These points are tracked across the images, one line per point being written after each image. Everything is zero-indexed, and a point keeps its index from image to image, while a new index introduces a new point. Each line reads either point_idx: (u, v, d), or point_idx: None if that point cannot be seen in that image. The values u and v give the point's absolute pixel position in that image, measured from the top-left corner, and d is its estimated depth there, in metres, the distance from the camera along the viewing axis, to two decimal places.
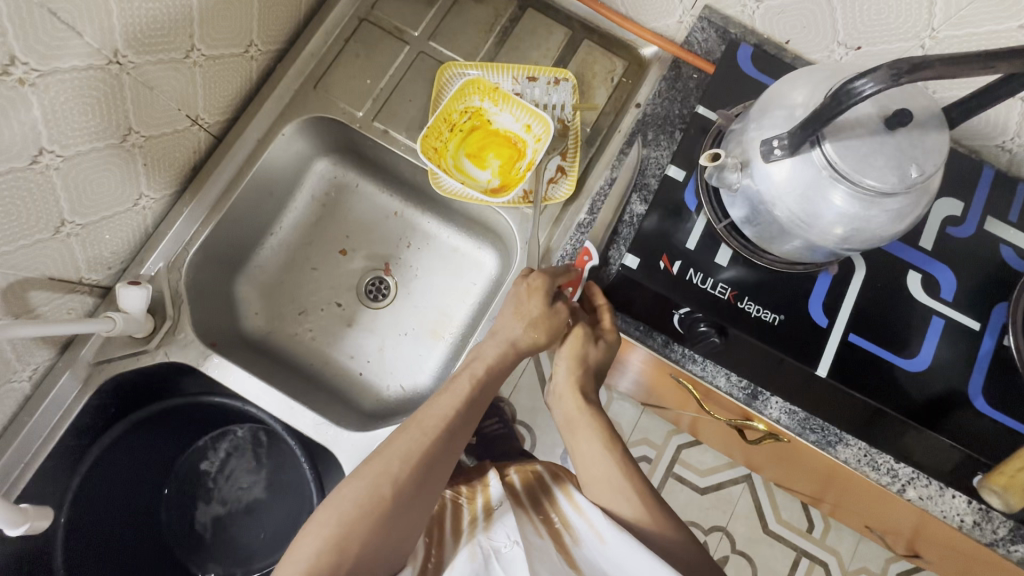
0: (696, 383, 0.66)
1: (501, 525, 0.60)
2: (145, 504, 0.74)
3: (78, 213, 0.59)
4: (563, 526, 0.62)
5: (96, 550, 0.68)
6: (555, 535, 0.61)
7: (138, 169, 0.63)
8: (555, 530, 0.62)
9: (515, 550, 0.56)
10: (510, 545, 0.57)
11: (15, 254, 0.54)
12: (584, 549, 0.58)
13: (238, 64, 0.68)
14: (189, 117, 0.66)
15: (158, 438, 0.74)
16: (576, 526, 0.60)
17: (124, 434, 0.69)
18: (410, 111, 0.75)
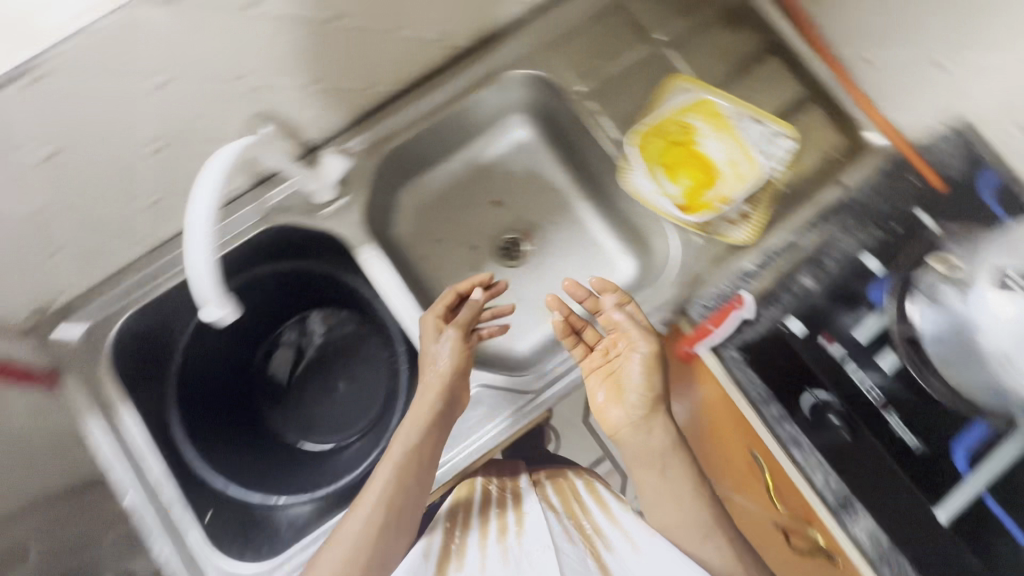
0: (780, 473, 0.62)
1: (530, 531, 0.62)
2: (251, 343, 0.79)
3: (330, 77, 0.64)
4: (595, 534, 0.63)
5: (206, 360, 0.75)
6: (587, 541, 0.62)
7: (387, 60, 0.68)
8: (585, 538, 0.63)
9: (546, 555, 0.58)
10: (542, 550, 0.59)
11: (274, 90, 0.60)
12: (615, 557, 0.59)
13: (502, 4, 0.72)
14: (445, 33, 0.70)
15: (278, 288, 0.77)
16: (609, 538, 0.62)
17: (268, 275, 0.75)
18: (626, 105, 0.76)
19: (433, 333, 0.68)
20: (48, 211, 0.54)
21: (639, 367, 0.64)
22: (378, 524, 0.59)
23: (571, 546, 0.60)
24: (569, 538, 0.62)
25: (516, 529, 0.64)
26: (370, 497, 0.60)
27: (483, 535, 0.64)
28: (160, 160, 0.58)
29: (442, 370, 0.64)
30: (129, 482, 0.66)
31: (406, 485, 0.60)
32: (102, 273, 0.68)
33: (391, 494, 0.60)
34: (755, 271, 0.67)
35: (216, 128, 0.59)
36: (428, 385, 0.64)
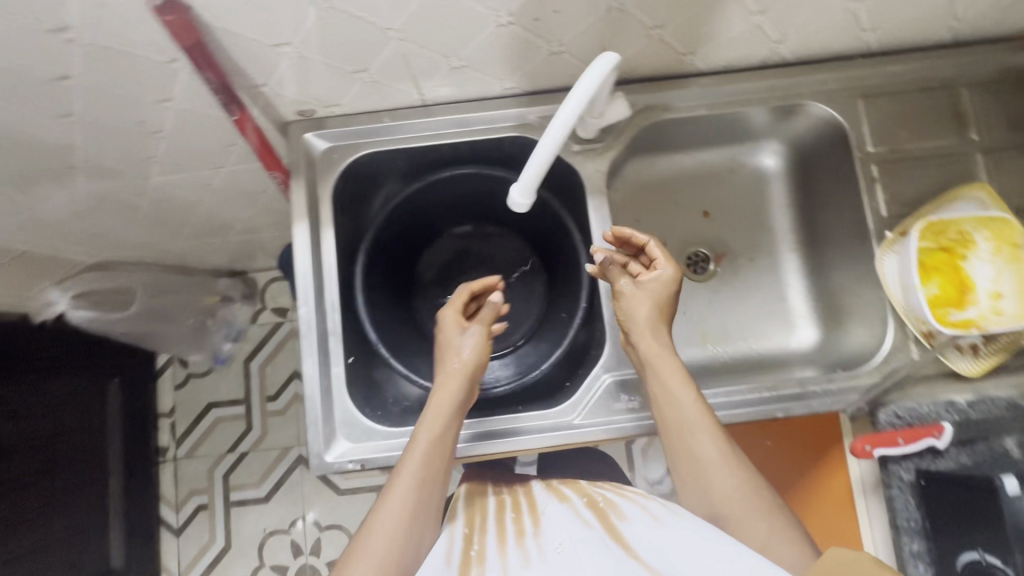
0: None
1: (548, 529, 0.61)
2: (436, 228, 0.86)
3: (670, 28, 0.62)
4: (608, 508, 0.63)
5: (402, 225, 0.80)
6: (601, 516, 0.61)
7: (721, 36, 0.65)
8: (597, 513, 0.62)
9: (565, 553, 0.56)
10: (558, 547, 0.57)
11: (624, 17, 0.59)
12: (631, 526, 0.58)
13: (849, 33, 0.68)
14: (785, 35, 0.67)
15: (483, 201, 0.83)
16: (623, 509, 0.62)
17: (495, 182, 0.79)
18: (910, 186, 0.71)
19: (650, 328, 0.66)
20: (393, 35, 0.56)
21: (696, 408, 0.62)
22: (416, 491, 0.62)
23: (587, 530, 0.59)
24: (582, 522, 0.61)
25: (534, 530, 0.62)
26: (409, 467, 0.63)
27: (502, 539, 0.61)
28: (499, 33, 0.58)
29: (465, 360, 0.69)
30: (309, 295, 0.69)
31: (446, 439, 0.65)
32: (367, 105, 0.70)
33: (434, 445, 0.64)
34: (964, 410, 0.65)
35: (558, 29, 0.59)
36: (452, 392, 0.67)
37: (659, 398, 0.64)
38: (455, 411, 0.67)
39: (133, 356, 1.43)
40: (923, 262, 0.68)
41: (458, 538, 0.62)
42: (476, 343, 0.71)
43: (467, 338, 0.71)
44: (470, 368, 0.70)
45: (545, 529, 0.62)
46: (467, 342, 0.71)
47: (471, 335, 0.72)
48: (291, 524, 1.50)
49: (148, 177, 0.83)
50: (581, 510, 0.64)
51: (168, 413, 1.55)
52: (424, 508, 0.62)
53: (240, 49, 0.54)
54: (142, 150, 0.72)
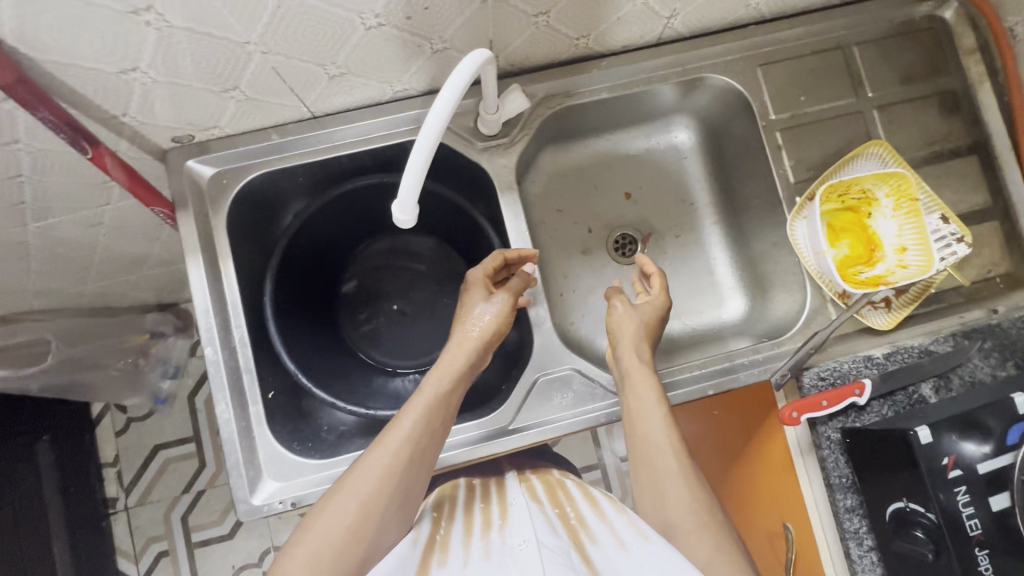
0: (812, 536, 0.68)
1: (513, 524, 0.59)
2: (347, 239, 0.81)
3: (556, 14, 0.60)
4: (580, 527, 0.61)
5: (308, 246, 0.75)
6: (571, 533, 0.60)
7: (611, 18, 0.63)
8: (570, 532, 0.60)
9: (527, 547, 0.53)
10: (522, 543, 0.54)
11: (504, 8, 0.56)
12: (599, 551, 0.56)
13: (739, 2, 0.67)
14: (676, 10, 0.66)
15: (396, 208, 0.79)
16: (595, 532, 0.59)
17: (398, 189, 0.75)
18: (814, 150, 0.72)
19: (634, 350, 0.67)
20: (254, 49, 0.52)
21: (663, 418, 0.62)
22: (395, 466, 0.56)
23: (553, 539, 0.57)
24: (551, 530, 0.59)
25: (500, 524, 0.61)
26: (396, 434, 0.58)
27: (466, 534, 0.60)
28: (372, 36, 0.54)
29: (485, 327, 0.67)
30: (213, 333, 0.65)
31: (445, 407, 0.62)
32: (251, 124, 0.66)
33: (435, 410, 0.61)
34: (881, 362, 0.67)
35: (436, 25, 0.55)
36: (461, 363, 0.65)
37: (631, 425, 0.63)
38: (458, 385, 0.64)
39: (62, 409, 1.34)
40: (829, 224, 0.71)
41: (426, 524, 0.62)
42: (502, 310, 0.68)
43: (488, 305, 0.68)
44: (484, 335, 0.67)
45: (510, 524, 0.60)
46: (495, 302, 0.68)
47: (500, 299, 0.69)
48: (260, 558, 1.45)
49: (26, 224, 0.76)
50: (551, 519, 0.62)
51: (112, 462, 1.46)
52: (400, 485, 0.56)
53: (79, 81, 0.49)
54: (6, 197, 0.66)
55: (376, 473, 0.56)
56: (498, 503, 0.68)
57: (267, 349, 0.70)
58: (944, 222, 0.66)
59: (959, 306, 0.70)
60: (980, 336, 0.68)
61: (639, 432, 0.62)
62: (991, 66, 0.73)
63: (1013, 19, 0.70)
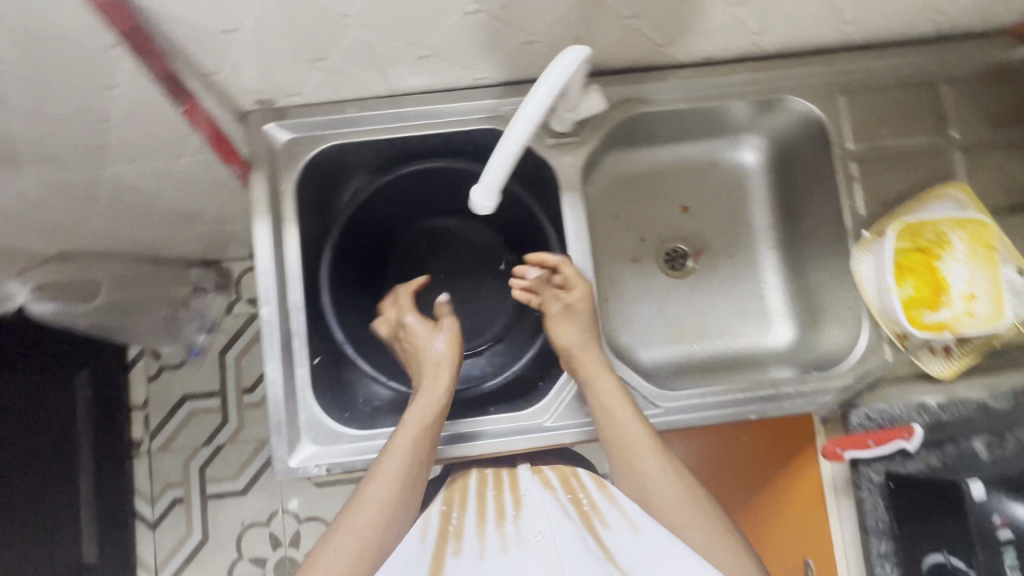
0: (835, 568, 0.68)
1: (527, 516, 0.60)
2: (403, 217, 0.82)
3: (646, 20, 0.59)
4: (592, 510, 0.61)
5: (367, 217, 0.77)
6: (583, 515, 0.61)
7: (700, 28, 0.63)
8: (583, 513, 0.60)
9: (544, 539, 0.57)
10: (538, 534, 0.58)
11: (597, 7, 0.56)
12: (613, 538, 0.57)
13: (831, 26, 0.66)
14: (766, 28, 0.64)
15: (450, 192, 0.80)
16: (607, 513, 0.60)
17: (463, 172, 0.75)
18: (888, 185, 0.70)
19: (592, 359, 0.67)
20: (351, 22, 0.53)
21: (651, 447, 0.63)
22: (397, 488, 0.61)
23: (568, 525, 0.58)
24: (563, 514, 0.60)
25: (514, 512, 0.61)
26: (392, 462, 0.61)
27: (481, 519, 0.61)
28: (465, 21, 0.55)
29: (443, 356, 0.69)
30: (270, 294, 0.66)
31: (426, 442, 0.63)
32: (330, 95, 0.67)
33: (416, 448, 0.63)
34: (935, 412, 0.64)
35: (528, 17, 0.56)
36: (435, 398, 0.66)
37: (602, 422, 0.64)
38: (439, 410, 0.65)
39: (102, 348, 1.39)
40: (899, 263, 0.68)
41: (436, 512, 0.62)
42: (448, 345, 0.70)
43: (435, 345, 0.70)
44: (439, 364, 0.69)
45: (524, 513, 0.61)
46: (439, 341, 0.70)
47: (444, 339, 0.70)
48: (269, 516, 1.49)
49: (103, 167, 0.79)
50: (564, 502, 0.62)
51: (141, 405, 1.51)
52: (394, 520, 0.61)
53: (185, 35, 0.51)
54: (91, 139, 0.68)
55: (383, 494, 0.60)
56: (510, 490, 0.66)
57: (316, 316, 0.72)
58: (1019, 275, 0.65)
59: None
60: None
61: (622, 433, 0.63)
62: None
63: None
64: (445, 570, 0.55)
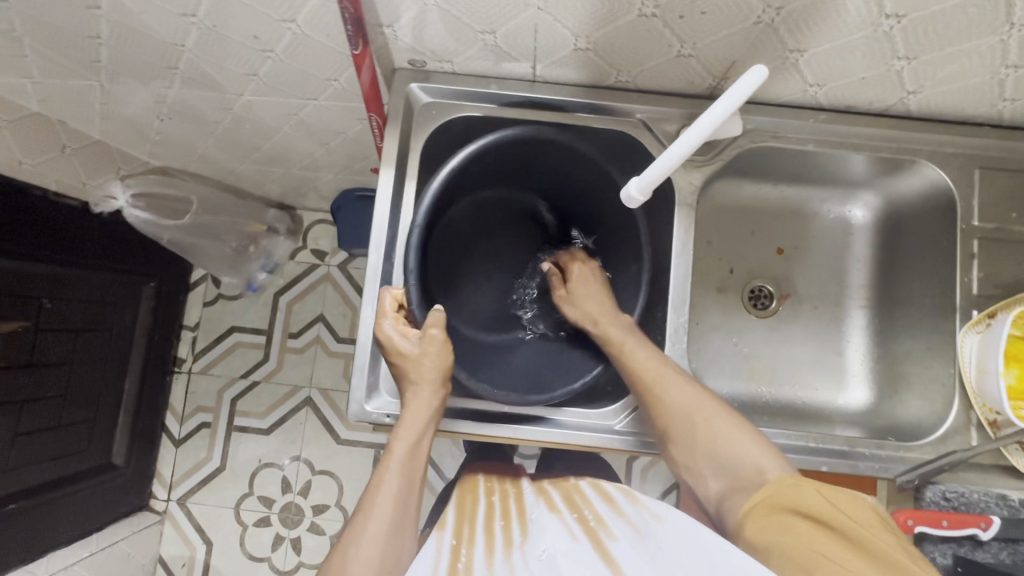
0: None
1: (535, 538, 0.64)
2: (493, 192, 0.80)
3: (809, 57, 0.60)
4: (597, 525, 0.64)
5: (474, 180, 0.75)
6: (589, 532, 0.63)
7: (856, 76, 0.63)
8: (586, 529, 0.63)
9: (548, 560, 0.59)
10: (542, 554, 0.60)
11: (769, 35, 0.57)
12: (617, 547, 0.59)
13: (986, 100, 0.65)
14: (921, 87, 0.64)
15: (557, 174, 0.77)
16: (613, 527, 0.63)
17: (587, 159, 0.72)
18: (1009, 270, 0.68)
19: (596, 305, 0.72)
20: (533, 2, 0.55)
21: (686, 388, 0.63)
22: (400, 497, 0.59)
23: (574, 545, 0.60)
24: (570, 535, 0.62)
25: (521, 538, 0.65)
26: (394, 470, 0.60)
27: (489, 546, 0.64)
28: (638, 23, 0.56)
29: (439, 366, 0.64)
30: (380, 243, 0.68)
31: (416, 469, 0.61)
32: (477, 69, 0.69)
33: (407, 473, 0.60)
34: (1016, 507, 0.62)
35: (698, 31, 0.57)
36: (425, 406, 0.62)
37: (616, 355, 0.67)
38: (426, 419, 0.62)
39: (172, 265, 1.45)
40: (1006, 350, 0.66)
41: (446, 550, 0.63)
42: (438, 338, 0.64)
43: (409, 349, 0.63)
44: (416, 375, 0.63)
45: (532, 536, 0.65)
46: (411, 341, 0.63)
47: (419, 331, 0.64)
48: (286, 461, 1.52)
49: (241, 94, 0.83)
50: (569, 521, 0.66)
51: (192, 327, 1.57)
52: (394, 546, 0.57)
53: None
54: (247, 65, 0.72)
55: (385, 508, 0.58)
56: (518, 510, 0.72)
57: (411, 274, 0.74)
58: None
59: None
60: None
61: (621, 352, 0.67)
62: None
63: None
64: None
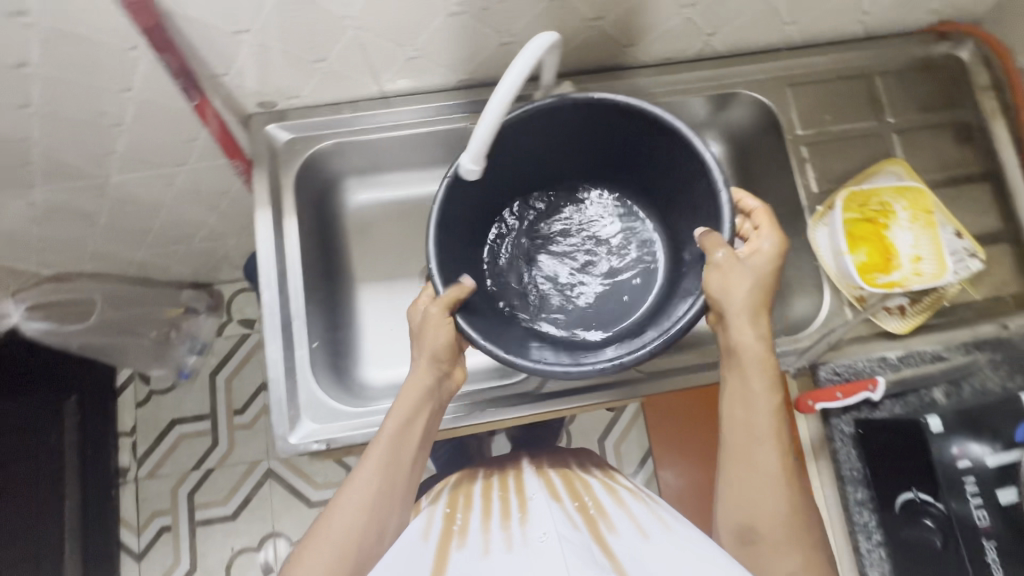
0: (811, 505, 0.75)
1: (534, 519, 0.60)
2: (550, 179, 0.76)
3: (611, 21, 0.67)
4: (598, 515, 0.62)
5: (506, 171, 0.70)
6: (590, 524, 0.60)
7: (657, 30, 0.71)
8: (587, 520, 0.61)
9: (548, 541, 0.55)
10: (543, 536, 0.56)
11: (568, 10, 0.64)
12: (619, 540, 0.58)
13: (773, 27, 0.75)
14: (716, 28, 0.73)
15: (657, 152, 0.67)
16: (614, 522, 0.61)
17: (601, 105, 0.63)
18: (837, 165, 0.78)
19: (749, 318, 0.58)
20: (349, 23, 0.59)
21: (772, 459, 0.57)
22: (384, 475, 0.61)
23: (575, 534, 0.57)
24: (572, 525, 0.59)
25: (520, 516, 0.61)
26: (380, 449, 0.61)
27: (486, 520, 0.62)
28: (451, 22, 0.62)
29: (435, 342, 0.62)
30: (271, 280, 0.71)
31: (411, 434, 0.62)
32: (326, 97, 0.73)
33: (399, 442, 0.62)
34: (894, 363, 0.70)
35: (506, 18, 0.63)
36: (424, 376, 0.63)
37: (747, 421, 0.58)
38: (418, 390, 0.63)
39: (93, 374, 1.39)
40: (850, 233, 0.75)
41: (439, 517, 0.64)
42: (726, 274, 0.58)
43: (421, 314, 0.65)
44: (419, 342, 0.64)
45: (531, 517, 0.60)
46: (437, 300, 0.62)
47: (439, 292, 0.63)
48: (261, 543, 1.45)
49: (109, 175, 0.82)
50: (569, 511, 0.63)
51: (129, 433, 1.49)
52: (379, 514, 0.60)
53: (199, 35, 0.57)
54: (101, 144, 0.73)
55: (369, 482, 0.60)
56: (517, 492, 0.68)
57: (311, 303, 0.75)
58: (956, 236, 0.72)
59: (973, 319, 0.74)
60: (991, 347, 0.72)
61: (744, 411, 0.58)
62: (1003, 102, 0.80)
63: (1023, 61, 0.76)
64: (450, 563, 0.55)
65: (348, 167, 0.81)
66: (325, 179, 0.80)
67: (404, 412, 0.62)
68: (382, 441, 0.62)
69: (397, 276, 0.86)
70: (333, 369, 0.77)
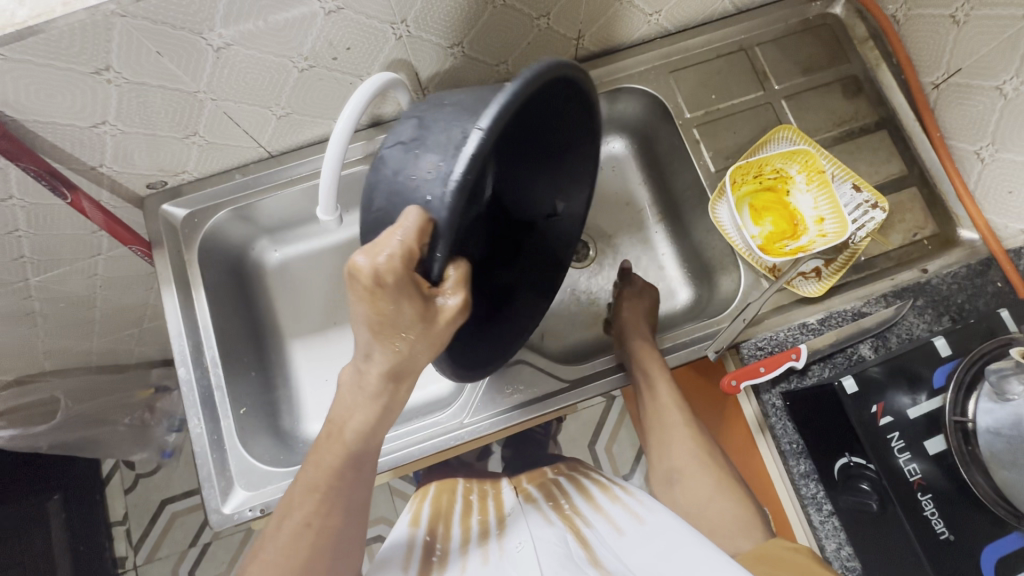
0: (766, 487, 0.72)
1: (511, 532, 0.59)
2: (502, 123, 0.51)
3: (470, 45, 0.68)
4: (577, 517, 0.61)
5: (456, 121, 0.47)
6: (567, 521, 0.60)
7: (522, 43, 0.71)
8: (564, 518, 0.61)
9: (523, 546, 0.54)
10: (519, 544, 0.55)
11: (419, 44, 0.65)
12: (596, 533, 0.56)
13: (637, 22, 0.75)
14: (580, 31, 0.73)
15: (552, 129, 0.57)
16: (591, 519, 0.60)
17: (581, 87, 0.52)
18: (729, 141, 0.78)
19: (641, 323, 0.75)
20: (204, 96, 0.61)
21: (679, 429, 0.70)
22: (318, 545, 0.52)
23: (550, 528, 0.58)
24: (546, 523, 0.60)
25: (497, 533, 0.61)
26: (305, 484, 0.52)
27: (464, 546, 0.60)
28: (305, 78, 0.63)
29: (427, 319, 0.46)
30: (185, 355, 0.71)
31: (347, 488, 0.53)
32: (214, 168, 0.74)
33: (327, 498, 0.52)
34: (817, 327, 0.69)
35: (360, 63, 0.64)
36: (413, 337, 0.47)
37: (655, 408, 0.71)
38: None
39: (71, 470, 1.22)
40: (752, 206, 0.77)
41: (419, 542, 0.62)
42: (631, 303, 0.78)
43: (441, 299, 0.47)
44: (424, 330, 0.46)
45: (509, 533, 0.60)
46: (454, 288, 0.47)
47: (454, 281, 0.48)
48: None
49: (28, 278, 0.83)
50: (547, 514, 0.63)
51: (121, 520, 1.31)
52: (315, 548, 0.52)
53: (56, 135, 0.58)
54: (6, 251, 0.74)
55: (292, 532, 0.52)
56: (496, 514, 0.69)
57: (237, 371, 0.76)
58: (853, 191, 0.72)
59: (892, 269, 0.73)
60: (913, 293, 0.70)
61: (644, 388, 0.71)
62: (884, 49, 0.80)
63: (891, 7, 0.76)
64: None
65: (256, 229, 0.82)
66: (234, 246, 0.81)
67: (341, 450, 0.51)
68: (314, 488, 0.52)
69: (327, 326, 0.87)
70: (272, 430, 0.77)
